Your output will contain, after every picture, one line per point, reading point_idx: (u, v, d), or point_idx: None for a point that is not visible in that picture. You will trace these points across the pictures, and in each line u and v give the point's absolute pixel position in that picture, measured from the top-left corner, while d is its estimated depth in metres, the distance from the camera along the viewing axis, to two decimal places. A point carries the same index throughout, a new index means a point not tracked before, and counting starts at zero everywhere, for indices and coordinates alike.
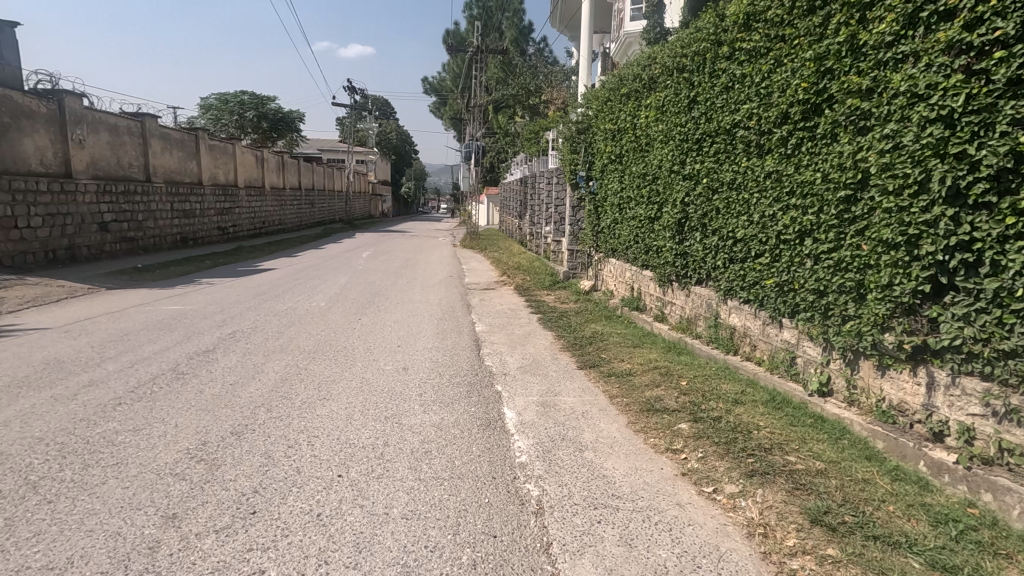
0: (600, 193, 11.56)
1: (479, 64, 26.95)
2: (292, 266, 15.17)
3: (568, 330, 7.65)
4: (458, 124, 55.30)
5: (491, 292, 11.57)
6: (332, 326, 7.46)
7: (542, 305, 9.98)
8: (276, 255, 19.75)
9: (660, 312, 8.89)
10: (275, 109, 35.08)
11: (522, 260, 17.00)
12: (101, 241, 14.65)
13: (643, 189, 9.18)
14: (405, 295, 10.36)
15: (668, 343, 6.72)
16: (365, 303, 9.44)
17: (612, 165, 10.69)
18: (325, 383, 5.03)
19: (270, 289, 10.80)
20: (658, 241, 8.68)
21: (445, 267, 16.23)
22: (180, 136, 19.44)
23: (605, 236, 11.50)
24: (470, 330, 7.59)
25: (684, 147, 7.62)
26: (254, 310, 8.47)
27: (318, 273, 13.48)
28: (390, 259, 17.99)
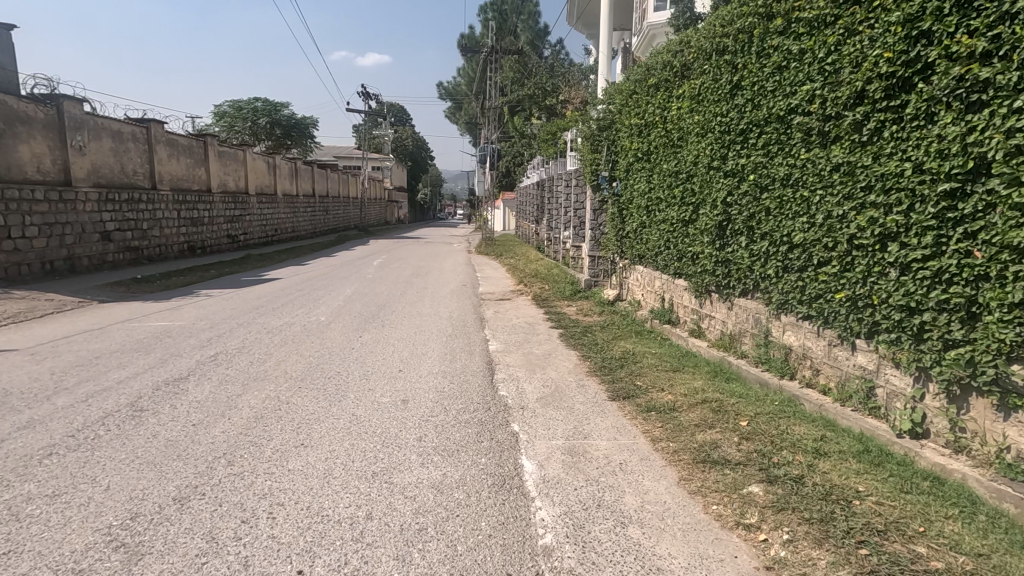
0: (625, 195, 10.63)
1: (493, 64, 26.25)
2: (299, 276, 14.50)
3: (594, 349, 6.75)
4: (473, 129, 54.77)
5: (507, 303, 10.71)
6: (328, 346, 6.65)
7: (563, 318, 9.07)
8: (285, 263, 19.15)
9: (697, 327, 7.92)
10: (288, 116, 34.79)
11: (540, 267, 16.08)
12: (102, 251, 14.15)
13: (676, 189, 8.24)
14: (413, 308, 9.54)
15: (712, 366, 5.76)
16: (368, 317, 8.64)
17: (638, 163, 9.76)
18: (307, 423, 4.19)
19: (270, 301, 10.08)
20: (694, 247, 7.72)
21: (459, 275, 15.41)
22: (187, 142, 19.01)
23: (631, 241, 10.55)
24: (483, 350, 6.73)
25: (725, 139, 6.68)
26: (247, 326, 7.74)
27: (324, 283, 12.76)
28: (401, 267, 17.22)
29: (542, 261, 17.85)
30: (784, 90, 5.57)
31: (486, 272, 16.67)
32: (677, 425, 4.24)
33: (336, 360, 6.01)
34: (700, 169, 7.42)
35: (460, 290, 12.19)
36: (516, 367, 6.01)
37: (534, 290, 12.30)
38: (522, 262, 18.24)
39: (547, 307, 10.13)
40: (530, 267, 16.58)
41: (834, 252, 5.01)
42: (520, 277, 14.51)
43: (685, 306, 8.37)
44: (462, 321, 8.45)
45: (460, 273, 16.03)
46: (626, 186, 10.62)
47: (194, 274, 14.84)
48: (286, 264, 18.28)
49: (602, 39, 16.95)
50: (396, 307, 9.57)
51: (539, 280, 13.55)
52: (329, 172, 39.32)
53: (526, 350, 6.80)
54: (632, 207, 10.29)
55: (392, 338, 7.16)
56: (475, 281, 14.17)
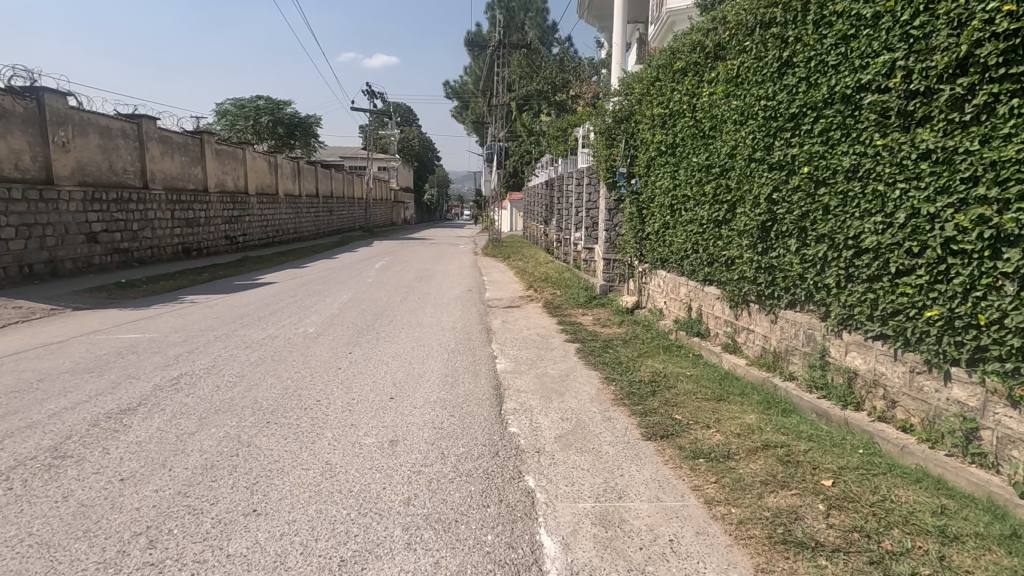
0: (645, 193, 9.72)
1: (501, 59, 25.40)
2: (296, 280, 13.73)
3: (617, 368, 5.88)
4: (480, 128, 53.98)
5: (516, 310, 9.87)
6: (312, 364, 5.83)
7: (579, 328, 8.21)
8: (284, 265, 18.37)
9: (731, 341, 7.01)
10: (291, 114, 34.13)
11: (551, 270, 15.20)
12: (88, 253, 13.43)
13: (707, 185, 7.34)
14: (413, 317, 8.68)
15: (762, 394, 4.85)
16: (363, 327, 7.81)
17: (661, 157, 8.87)
18: (268, 477, 3.32)
19: (259, 308, 9.29)
20: (729, 251, 6.81)
21: (465, 279, 14.55)
22: (182, 140, 18.30)
23: (652, 243, 9.64)
24: (490, 369, 5.87)
25: (770, 126, 5.79)
26: (226, 338, 6.96)
27: (321, 288, 11.96)
28: (403, 270, 16.40)
29: (553, 264, 16.95)
30: (851, 63, 4.67)
31: (493, 275, 15.81)
32: (737, 478, 3.33)
33: (318, 383, 5.17)
34: (737, 161, 6.52)
35: (465, 296, 11.33)
36: (528, 391, 5.15)
37: (545, 295, 11.43)
38: (532, 265, 17.36)
39: (560, 315, 9.27)
40: (540, 270, 15.70)
41: (920, 258, 4.10)
42: (530, 281, 13.63)
43: (716, 317, 7.46)
44: (467, 333, 7.59)
45: (465, 276, 15.17)
46: (646, 183, 9.71)
47: (186, 278, 14.13)
48: (284, 267, 17.49)
49: (616, 30, 16.00)
50: (394, 316, 8.73)
51: (550, 284, 12.67)
52: (333, 172, 38.63)
53: (538, 368, 5.95)
54: (654, 206, 9.38)
55: (386, 354, 6.31)
56: (482, 285, 13.33)
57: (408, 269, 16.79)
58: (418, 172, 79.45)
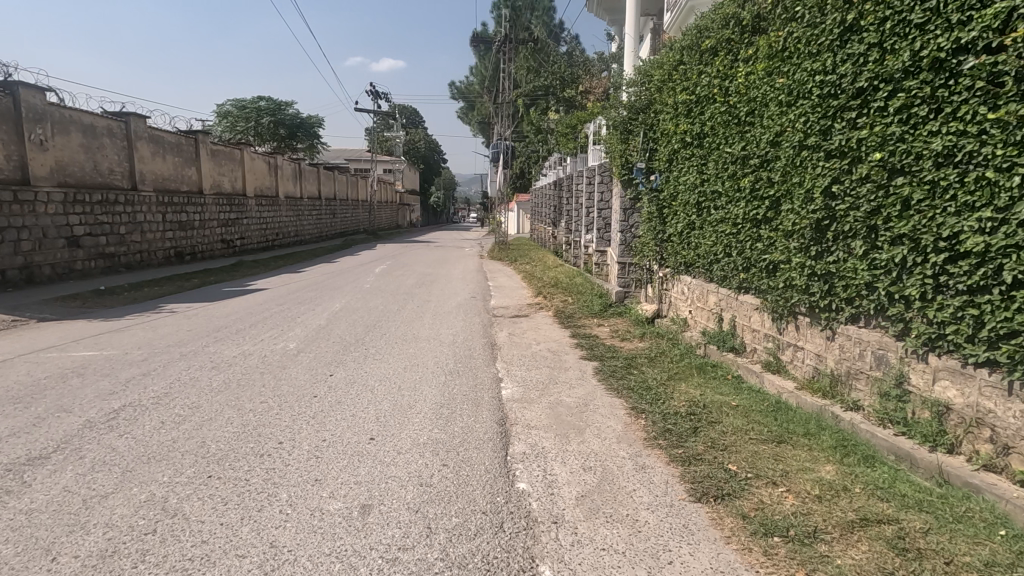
0: (668, 189, 8.80)
1: (507, 55, 24.56)
2: (289, 286, 12.90)
3: (645, 394, 4.97)
4: (486, 129, 53.23)
5: (525, 320, 8.97)
6: (285, 390, 4.95)
7: (596, 341, 7.30)
8: (280, 270, 17.57)
9: (775, 359, 6.06)
10: (293, 115, 33.50)
11: (561, 275, 14.26)
12: (70, 258, 12.69)
13: (743, 179, 6.42)
14: (409, 329, 7.80)
15: (832, 434, 3.90)
16: (352, 342, 6.94)
17: (686, 150, 7.97)
18: (189, 570, 2.43)
19: (241, 319, 8.46)
20: (771, 256, 5.88)
21: (470, 285, 13.66)
22: (175, 140, 17.58)
23: (676, 246, 8.71)
24: (495, 395, 4.97)
25: (825, 106, 4.88)
26: (195, 356, 6.12)
27: (314, 295, 11.13)
28: (404, 275, 15.52)
29: (563, 268, 16.02)
30: (945, 19, 3.77)
31: (499, 280, 14.91)
32: None
33: (286, 417, 4.29)
34: (781, 150, 5.61)
35: (469, 304, 10.43)
36: (540, 427, 4.25)
37: (555, 303, 10.51)
38: (540, 269, 16.44)
39: (573, 326, 8.35)
40: (550, 275, 14.77)
41: None
42: (540, 287, 12.71)
43: (754, 330, 6.52)
44: (469, 348, 6.69)
45: (470, 282, 14.27)
46: (668, 179, 8.80)
47: (173, 284, 13.35)
48: (280, 272, 16.69)
49: (630, 19, 15.09)
50: (389, 328, 7.85)
51: (561, 290, 11.77)
52: (336, 174, 37.91)
53: (552, 394, 5.05)
54: (678, 205, 8.47)
55: (373, 376, 5.42)
56: (488, 292, 12.44)
57: (410, 274, 15.93)
58: (424, 174, 78.77)
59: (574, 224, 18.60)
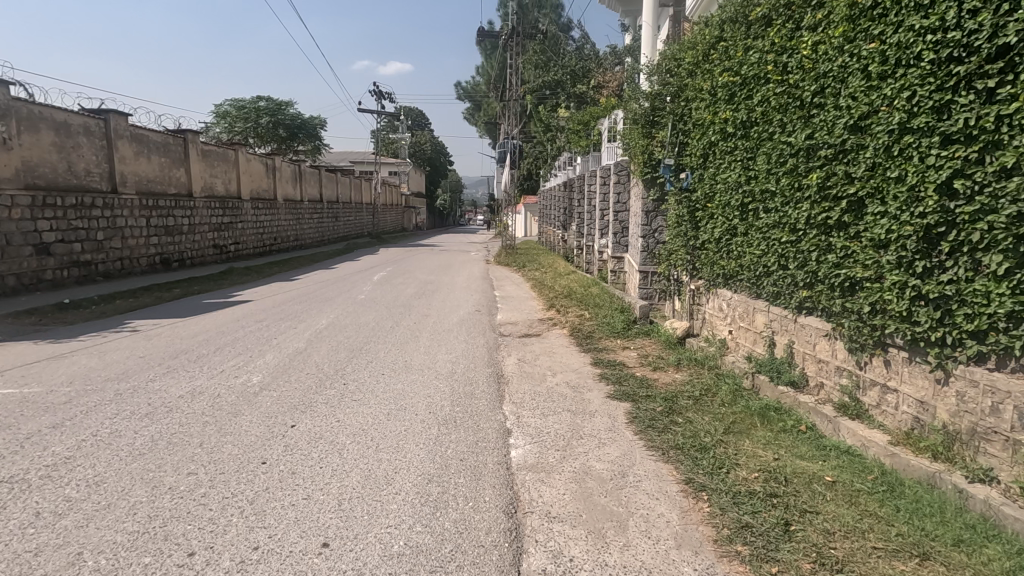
0: (703, 189, 7.59)
1: (515, 49, 23.45)
2: (276, 297, 11.77)
3: (701, 459, 3.76)
4: (492, 130, 52.22)
5: (538, 340, 7.77)
6: (228, 451, 3.79)
7: (623, 371, 6.08)
8: (273, 277, 16.48)
9: (853, 401, 4.83)
10: (294, 115, 32.57)
11: (575, 284, 13.05)
12: (37, 267, 11.67)
13: (808, 174, 5.22)
14: (401, 355, 6.63)
15: (995, 542, 2.68)
16: (328, 372, 5.78)
17: (727, 143, 6.77)
18: None
19: (208, 340, 7.32)
20: (850, 270, 4.67)
21: (474, 295, 12.49)
22: (162, 140, 16.54)
23: (713, 254, 7.50)
24: (501, 459, 3.78)
25: (942, 76, 3.69)
26: (132, 395, 4.97)
27: (300, 309, 9.99)
28: (404, 283, 14.34)
29: (576, 275, 14.80)
30: None
31: (507, 289, 13.71)
32: None
33: (213, 501, 3.12)
34: (869, 136, 4.41)
35: (473, 319, 9.25)
36: (565, 518, 3.05)
37: (570, 318, 9.28)
38: (551, 276, 15.26)
39: (594, 349, 7.14)
40: (562, 283, 13.55)
41: None
42: (551, 297, 11.51)
43: (822, 362, 5.29)
44: (470, 383, 5.51)
45: (475, 291, 13.09)
46: (703, 176, 7.59)
47: (152, 295, 12.28)
48: (272, 280, 15.60)
49: (648, 5, 13.84)
50: (377, 353, 6.69)
51: (577, 302, 10.55)
52: (338, 176, 36.86)
53: (575, 456, 3.86)
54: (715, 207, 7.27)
55: (345, 428, 4.24)
56: (494, 303, 11.23)
57: (410, 282, 14.77)
58: (430, 176, 77.78)
59: (586, 228, 17.36)
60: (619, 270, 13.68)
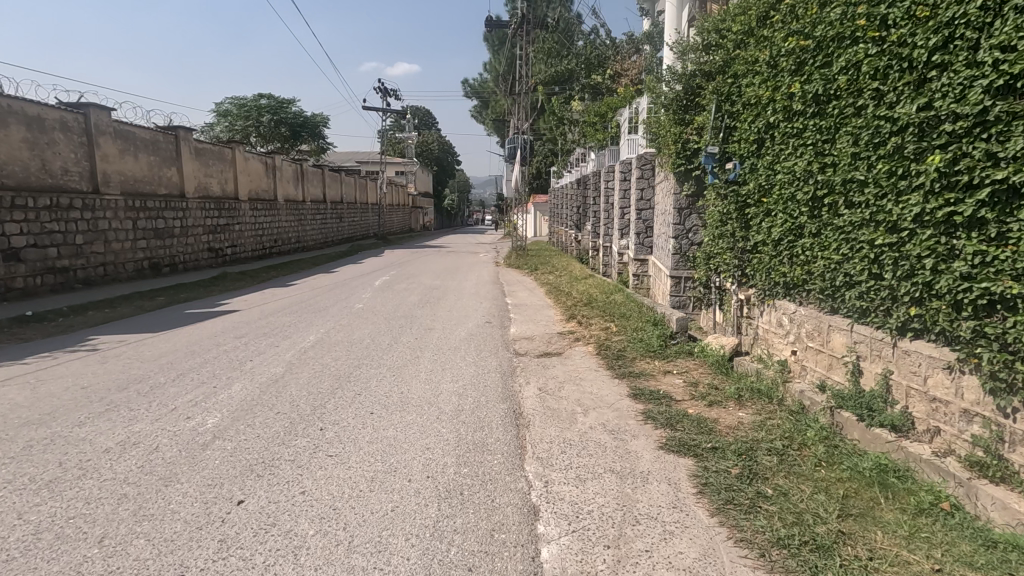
0: (756, 180, 6.38)
1: (525, 37, 22.21)
2: (267, 306, 10.69)
3: (824, 567, 2.56)
4: (501, 127, 51.08)
5: (561, 361, 6.61)
6: (136, 554, 2.65)
7: (672, 405, 4.91)
8: (269, 282, 15.44)
9: (994, 459, 3.62)
10: (296, 113, 31.68)
11: (595, 290, 11.84)
12: (6, 275, 10.81)
13: (919, 156, 4.02)
14: (397, 384, 5.48)
15: None
16: (303, 411, 4.66)
17: (794, 123, 5.56)
18: None
19: (171, 364, 6.21)
20: (991, 284, 3.49)
21: (484, 302, 11.33)
22: (150, 137, 15.57)
23: (769, 258, 6.29)
24: (529, 566, 2.61)
25: None
26: (48, 447, 3.88)
27: (289, 322, 8.89)
28: (408, 289, 13.21)
29: (595, 279, 13.60)
30: None
31: (519, 295, 12.55)
32: None
33: None
34: None
35: (483, 334, 8.10)
36: None
37: (595, 332, 8.10)
38: (568, 280, 14.07)
39: (630, 373, 5.96)
40: (581, 289, 12.35)
41: None
42: (571, 306, 10.32)
43: (938, 401, 4.10)
44: (481, 426, 4.36)
45: (486, 298, 11.93)
46: (757, 166, 6.38)
47: (133, 304, 11.26)
48: (267, 285, 14.53)
49: None
50: (368, 381, 5.56)
51: (602, 312, 9.36)
52: (343, 175, 35.86)
53: (636, 557, 2.70)
54: (774, 202, 6.06)
55: (311, 506, 3.12)
56: (507, 313, 10.07)
57: (414, 288, 13.65)
58: (438, 176, 76.70)
59: (604, 228, 16.15)
60: (642, 274, 12.47)
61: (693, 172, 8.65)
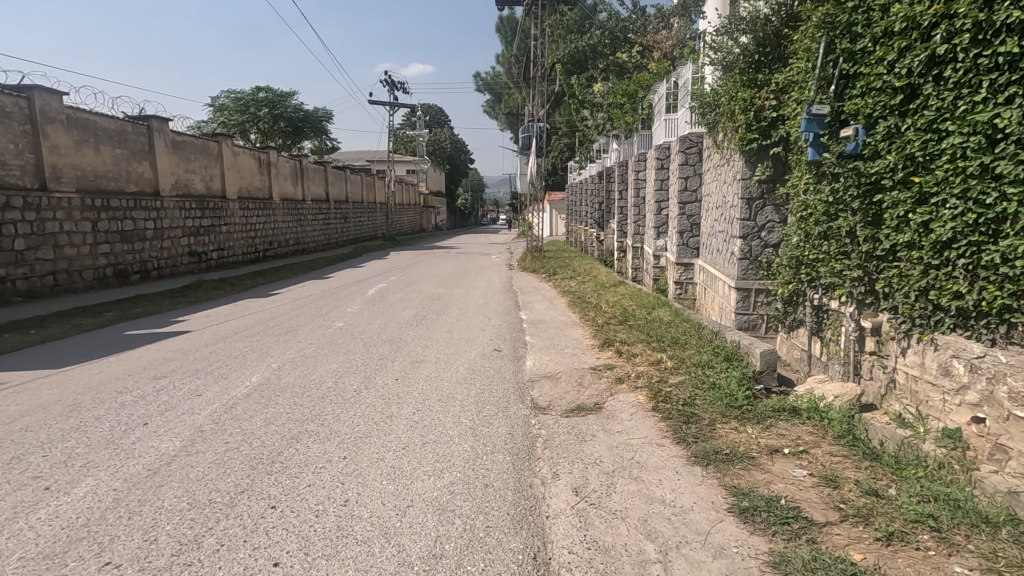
0: (900, 150, 4.20)
1: (541, 15, 20.06)
2: (226, 325, 8.72)
3: None
4: (515, 122, 48.96)
5: (603, 423, 4.45)
6: None
7: (820, 541, 2.74)
8: (249, 291, 13.50)
9: None
10: (297, 107, 29.93)
11: (631, 303, 9.59)
12: None
13: None
14: (340, 482, 3.40)
15: None
16: (152, 558, 2.61)
17: (1003, 43, 3.37)
18: None
19: (22, 431, 4.21)
20: None
21: (493, 318, 9.21)
22: (116, 127, 13.79)
23: (923, 270, 4.09)
24: None
25: None
26: None
27: (239, 351, 6.89)
28: (404, 302, 11.16)
29: (627, 288, 11.41)
30: None
31: (536, 307, 10.42)
32: None
33: None
34: None
35: (489, 370, 5.99)
36: None
37: (643, 368, 5.91)
38: (593, 289, 11.87)
39: (715, 452, 3.80)
40: (611, 301, 10.14)
41: None
42: (603, 325, 8.13)
43: None
44: None
45: (495, 313, 9.78)
46: (903, 127, 4.19)
47: (70, 322, 9.39)
48: (244, 295, 12.59)
49: None
50: (296, 475, 3.49)
51: (646, 335, 7.16)
52: (347, 173, 34.03)
53: None
54: (936, 181, 3.85)
55: None
56: (521, 334, 7.93)
57: (412, 299, 11.59)
58: (450, 175, 74.74)
59: (635, 225, 13.90)
60: (687, 282, 10.22)
61: (773, 150, 6.43)
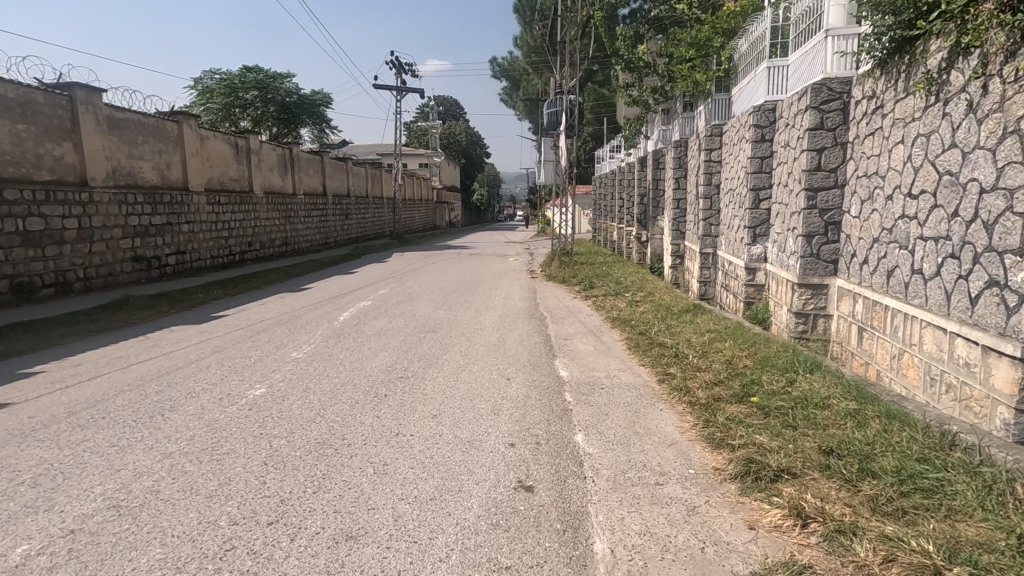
0: None
1: None
2: (81, 390, 5.38)
3: None
4: (534, 109, 45.22)
5: None
6: None
7: None
8: (187, 313, 10.22)
9: None
10: (290, 90, 26.70)
11: (735, 349, 6.02)
12: None
13: None
14: None
15: None
16: None
17: None
18: None
19: None
20: None
21: (515, 376, 5.73)
22: (19, 96, 10.60)
23: None
24: None
25: None
26: None
27: (14, 478, 3.50)
28: (386, 336, 7.74)
29: (710, 316, 7.78)
30: None
31: (578, 350, 6.90)
32: None
33: None
34: None
35: None
36: None
37: None
38: (659, 317, 8.27)
39: None
40: (698, 343, 6.54)
41: None
42: (715, 410, 4.55)
43: None
44: None
45: (516, 362, 6.26)
46: None
47: None
48: (171, 322, 9.29)
49: None
50: None
51: (826, 455, 3.57)
52: (349, 166, 30.78)
53: None
54: None
55: None
56: (570, 424, 4.41)
57: (397, 330, 8.14)
58: (466, 170, 71.36)
59: (705, 224, 10.32)
60: (815, 314, 6.57)
61: None
